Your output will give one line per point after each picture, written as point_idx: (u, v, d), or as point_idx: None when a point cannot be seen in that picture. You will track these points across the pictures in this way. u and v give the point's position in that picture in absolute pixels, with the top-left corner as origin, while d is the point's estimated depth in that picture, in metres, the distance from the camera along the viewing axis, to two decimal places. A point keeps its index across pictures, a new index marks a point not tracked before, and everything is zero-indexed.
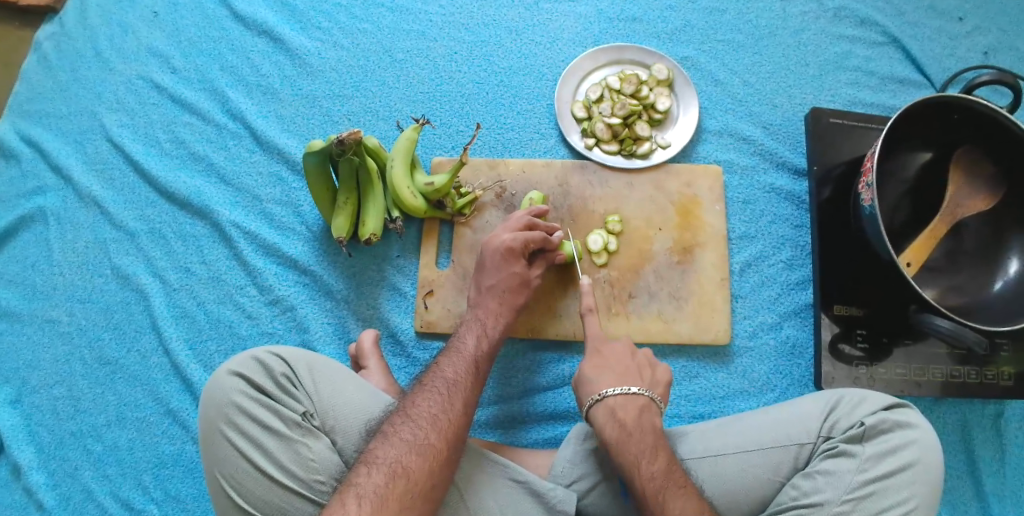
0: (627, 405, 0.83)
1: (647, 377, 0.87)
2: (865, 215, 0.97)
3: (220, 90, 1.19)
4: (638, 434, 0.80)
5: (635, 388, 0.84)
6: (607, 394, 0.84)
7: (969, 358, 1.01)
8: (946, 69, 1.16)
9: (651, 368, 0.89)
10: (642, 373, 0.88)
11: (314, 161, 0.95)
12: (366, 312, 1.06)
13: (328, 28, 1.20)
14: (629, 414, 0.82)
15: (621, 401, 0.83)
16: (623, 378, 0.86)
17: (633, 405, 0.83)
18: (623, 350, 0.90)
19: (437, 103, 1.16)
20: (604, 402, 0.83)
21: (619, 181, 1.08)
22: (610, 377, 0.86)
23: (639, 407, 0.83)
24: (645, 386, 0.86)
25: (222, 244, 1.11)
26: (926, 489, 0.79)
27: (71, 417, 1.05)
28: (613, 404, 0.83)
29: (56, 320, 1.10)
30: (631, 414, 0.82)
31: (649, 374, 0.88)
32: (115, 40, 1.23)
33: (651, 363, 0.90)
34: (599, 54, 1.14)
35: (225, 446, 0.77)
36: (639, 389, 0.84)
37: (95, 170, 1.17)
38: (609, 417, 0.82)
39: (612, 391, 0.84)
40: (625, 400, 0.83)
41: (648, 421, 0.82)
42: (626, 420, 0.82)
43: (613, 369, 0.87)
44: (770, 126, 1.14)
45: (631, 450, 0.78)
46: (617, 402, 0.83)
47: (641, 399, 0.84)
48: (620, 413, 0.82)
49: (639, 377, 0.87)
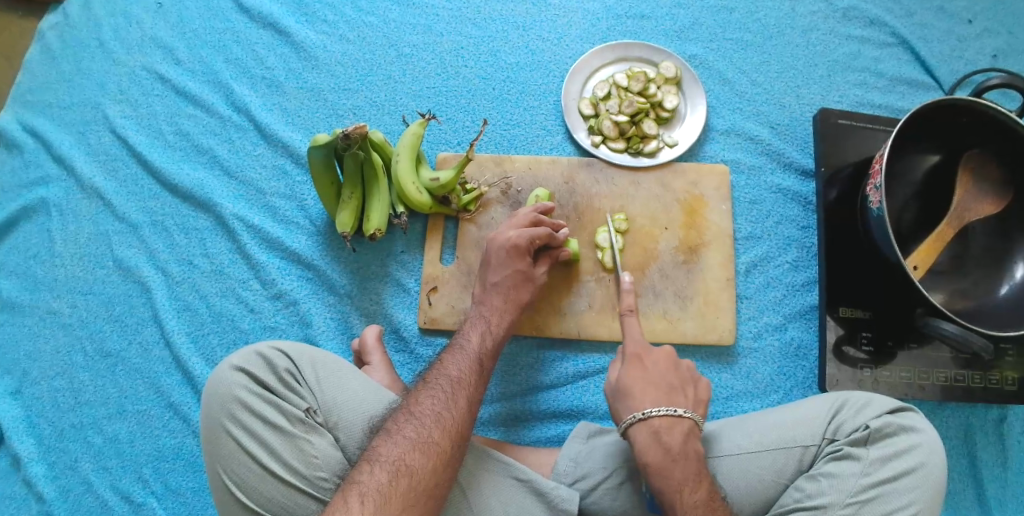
0: (673, 428, 0.81)
1: (690, 396, 0.85)
2: (872, 217, 0.97)
3: (225, 82, 1.18)
4: (683, 460, 0.78)
5: (681, 410, 0.82)
6: (652, 414, 0.81)
7: (974, 362, 1.00)
8: (955, 71, 1.16)
9: (693, 385, 0.87)
10: (685, 391, 0.85)
11: (320, 156, 0.94)
12: (369, 307, 1.05)
13: (334, 22, 1.19)
14: (675, 438, 0.80)
15: (666, 424, 0.81)
16: (668, 397, 0.84)
17: (679, 429, 0.81)
18: (666, 364, 0.87)
19: (443, 98, 1.15)
20: (647, 422, 0.81)
21: (625, 180, 1.07)
22: (653, 393, 0.84)
23: (684, 431, 0.81)
24: (689, 406, 0.84)
25: (225, 238, 1.10)
26: (930, 492, 0.79)
27: (71, 409, 1.05)
28: (657, 426, 0.80)
29: (57, 311, 1.09)
30: (676, 440, 0.80)
31: (691, 392, 0.86)
32: (119, 31, 1.22)
33: (692, 379, 0.88)
34: (607, 51, 1.13)
35: (227, 441, 0.76)
36: (685, 411, 0.82)
37: (98, 161, 1.16)
38: (653, 441, 0.80)
39: (658, 410, 0.81)
40: (671, 420, 0.81)
41: (691, 446, 0.80)
42: (672, 444, 0.80)
43: (655, 385, 0.85)
44: (777, 126, 1.13)
45: (676, 476, 0.77)
46: (661, 424, 0.81)
47: (688, 422, 0.82)
48: (665, 437, 0.80)
49: (683, 396, 0.85)
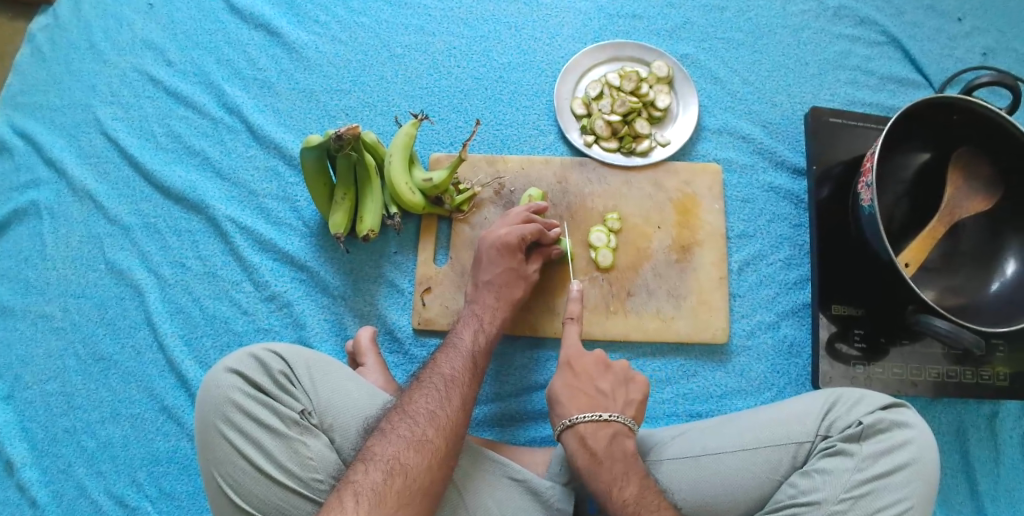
0: (598, 432, 0.81)
1: (619, 399, 0.85)
2: (864, 214, 0.97)
3: (217, 83, 1.18)
4: (611, 462, 0.79)
5: (607, 414, 0.83)
6: (578, 420, 0.82)
7: (965, 359, 1.01)
8: (945, 69, 1.17)
9: (624, 387, 0.87)
10: (615, 393, 0.86)
11: (312, 157, 0.94)
12: (363, 309, 1.05)
13: (326, 22, 1.19)
14: (601, 441, 0.81)
15: (592, 429, 0.81)
16: (593, 402, 0.84)
17: (605, 432, 0.81)
18: (596, 368, 0.88)
19: (436, 98, 1.15)
20: (574, 428, 0.82)
21: (618, 179, 1.08)
22: (583, 400, 0.84)
23: (610, 432, 0.82)
24: (617, 409, 0.84)
25: (218, 240, 1.10)
26: (923, 487, 0.80)
27: (64, 413, 1.05)
28: (584, 431, 0.81)
29: (49, 315, 1.09)
30: (602, 442, 0.81)
31: (622, 394, 0.86)
32: (110, 32, 1.22)
33: (625, 380, 0.88)
34: (600, 51, 1.14)
35: (222, 443, 0.76)
36: (611, 416, 0.83)
37: (90, 163, 1.16)
38: (579, 445, 0.81)
39: (583, 417, 0.82)
40: (597, 425, 0.82)
41: (620, 446, 0.81)
42: (598, 447, 0.80)
43: (584, 391, 0.86)
44: (769, 124, 1.14)
45: (604, 477, 0.78)
46: (587, 430, 0.81)
47: (614, 425, 0.82)
48: (590, 441, 0.81)
49: (612, 400, 0.85)
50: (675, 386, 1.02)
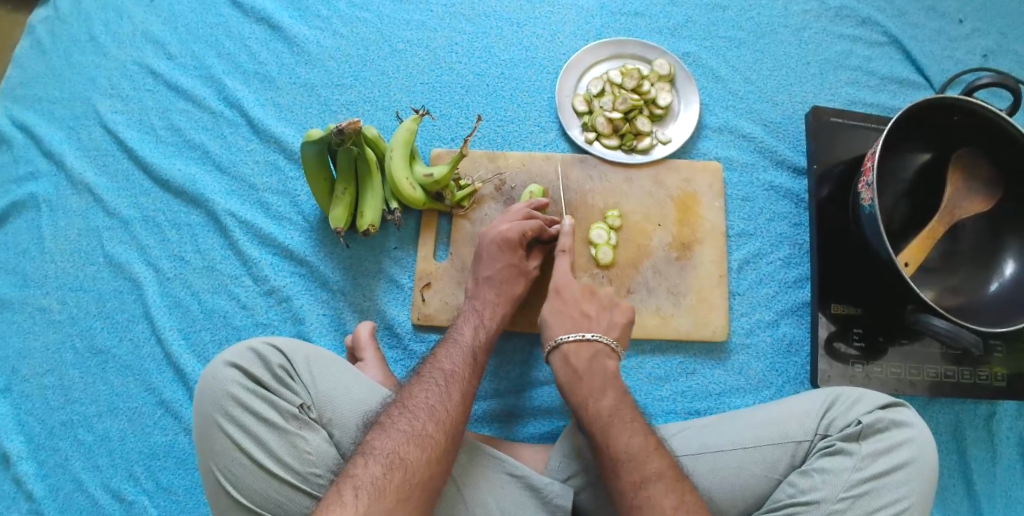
0: (581, 352, 0.85)
1: (603, 321, 0.89)
2: (864, 214, 0.97)
3: (217, 77, 1.17)
4: (590, 377, 0.82)
5: (591, 334, 0.86)
6: (563, 340, 0.86)
7: (963, 359, 1.01)
8: (945, 71, 1.17)
9: (609, 311, 0.90)
10: (599, 316, 0.89)
11: (312, 150, 0.94)
12: (362, 304, 1.05)
13: (327, 17, 1.19)
14: (582, 359, 0.84)
15: (575, 347, 0.85)
16: (579, 323, 0.88)
17: (587, 351, 0.84)
18: (582, 294, 0.91)
19: (438, 94, 1.15)
20: (559, 347, 0.85)
21: (618, 176, 1.08)
22: (568, 321, 0.88)
23: (593, 351, 0.85)
24: (600, 330, 0.87)
25: (217, 233, 1.10)
26: (922, 487, 0.80)
27: (61, 406, 1.04)
28: (568, 350, 0.85)
29: (47, 308, 1.09)
30: (584, 360, 0.84)
31: (607, 318, 0.89)
32: (110, 25, 1.21)
33: (610, 307, 0.91)
34: (602, 48, 1.14)
35: (221, 437, 0.76)
36: (594, 335, 0.86)
37: (89, 156, 1.15)
38: (563, 362, 0.85)
39: (568, 337, 0.86)
40: (579, 344, 0.85)
41: (601, 365, 0.84)
42: (579, 365, 0.84)
43: (570, 314, 0.89)
44: (770, 124, 1.14)
45: (583, 391, 0.81)
46: (570, 348, 0.85)
47: (596, 345, 0.85)
48: (573, 359, 0.84)
49: (596, 321, 0.88)
50: (674, 384, 1.02)
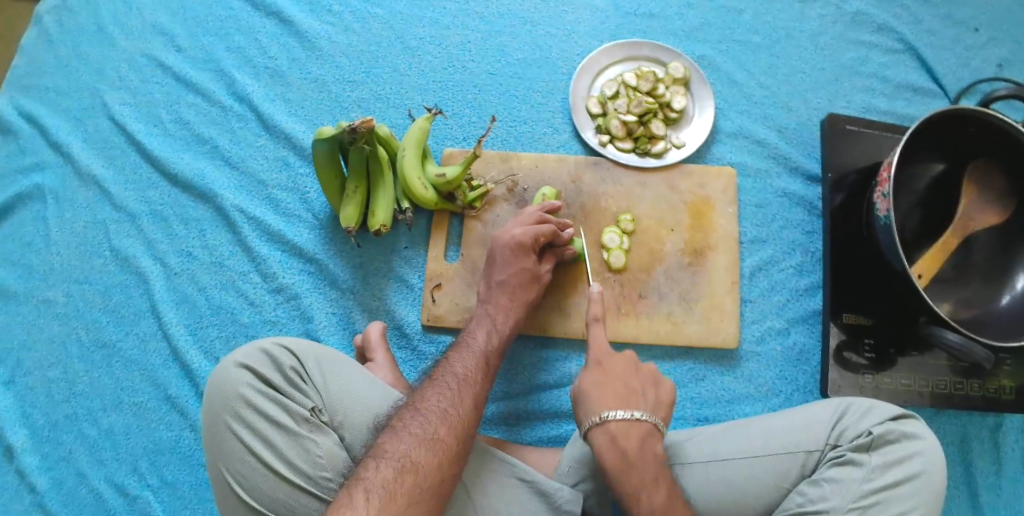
0: (629, 433, 0.79)
1: (650, 400, 0.83)
2: (879, 224, 0.97)
3: (227, 71, 1.16)
4: (642, 466, 0.78)
5: (638, 413, 0.81)
6: (609, 419, 0.80)
7: (972, 371, 1.01)
8: (960, 80, 1.16)
9: (655, 387, 0.85)
10: (645, 393, 0.83)
11: (324, 149, 0.93)
12: (371, 303, 1.04)
13: (340, 12, 1.18)
14: (633, 443, 0.79)
15: (622, 428, 0.79)
16: (625, 400, 0.82)
17: (636, 435, 0.79)
18: (626, 368, 0.85)
19: (450, 92, 1.14)
20: (605, 427, 0.79)
21: (631, 180, 1.07)
22: (612, 397, 0.82)
23: (642, 434, 0.80)
24: (648, 409, 0.82)
25: (225, 229, 1.09)
26: (931, 499, 0.80)
27: (66, 400, 1.03)
28: (614, 430, 0.79)
29: (52, 300, 1.08)
30: (635, 445, 0.79)
31: (653, 395, 0.84)
32: (119, 15, 1.20)
33: (654, 381, 0.85)
34: (617, 50, 1.13)
35: (230, 439, 0.75)
36: (642, 415, 0.80)
37: (97, 148, 1.14)
38: (610, 444, 0.79)
39: (615, 415, 0.80)
40: (629, 425, 0.79)
41: (651, 449, 0.79)
42: (630, 450, 0.78)
43: (614, 388, 0.83)
44: (784, 129, 1.13)
45: (634, 481, 0.77)
46: (617, 428, 0.79)
47: (645, 425, 0.80)
48: (621, 441, 0.78)
49: (641, 397, 0.83)
50: (683, 390, 1.02)
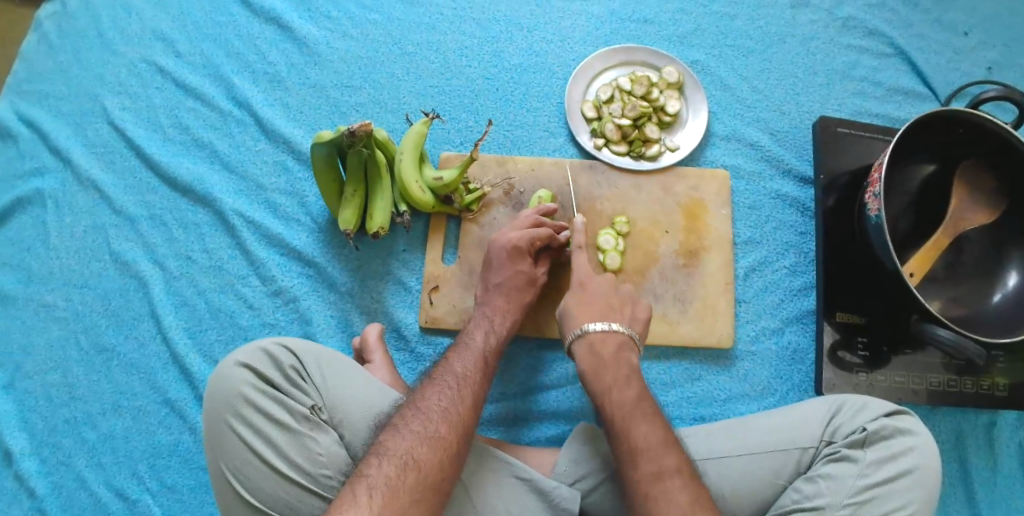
0: (606, 342, 0.87)
1: (627, 314, 0.91)
2: (871, 224, 0.98)
3: (226, 76, 1.17)
4: (615, 366, 0.85)
5: (615, 325, 0.89)
6: (590, 330, 0.88)
7: (964, 369, 1.03)
8: (950, 83, 1.18)
9: (632, 304, 0.93)
10: (623, 310, 0.92)
11: (323, 152, 0.94)
12: (369, 306, 1.05)
13: (338, 18, 1.19)
14: (608, 349, 0.87)
15: (601, 337, 0.88)
16: (604, 315, 0.90)
17: (612, 342, 0.87)
18: (606, 288, 0.94)
19: (447, 97, 1.15)
20: (584, 336, 0.89)
21: (626, 182, 1.08)
22: (593, 312, 0.91)
23: (618, 343, 0.88)
24: (625, 322, 0.90)
25: (224, 233, 1.10)
26: (926, 494, 0.81)
27: (65, 404, 1.04)
28: (592, 339, 0.88)
29: (52, 305, 1.08)
30: (610, 349, 0.87)
31: (630, 312, 0.92)
32: (119, 22, 1.21)
33: (632, 300, 0.94)
34: (611, 55, 1.14)
35: (231, 437, 0.76)
36: (619, 327, 0.89)
37: (96, 153, 1.15)
38: (587, 351, 0.87)
39: (594, 327, 0.89)
40: (605, 335, 0.88)
41: (626, 357, 0.86)
42: (605, 354, 0.86)
43: (596, 306, 0.91)
44: (777, 132, 1.14)
45: (607, 380, 0.84)
46: (596, 337, 0.88)
47: (620, 336, 0.88)
48: (598, 346, 0.87)
49: (621, 313, 0.91)
50: (679, 390, 1.03)
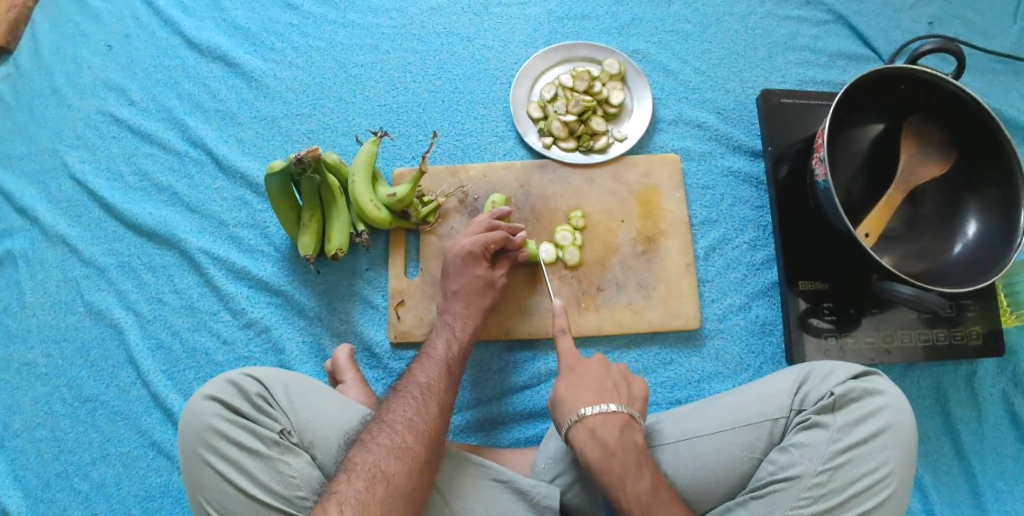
0: (608, 426, 0.82)
1: (624, 394, 0.86)
2: (820, 190, 0.99)
3: (179, 118, 1.19)
4: (623, 454, 0.80)
5: (614, 406, 0.84)
6: (587, 414, 0.83)
7: (936, 322, 1.03)
8: (892, 42, 1.19)
9: (627, 383, 0.88)
10: (618, 389, 0.87)
11: (277, 182, 0.96)
12: (339, 327, 1.07)
13: (282, 50, 1.21)
14: (611, 434, 0.81)
15: (601, 421, 0.82)
16: (599, 398, 0.85)
17: (614, 425, 0.82)
18: (597, 368, 0.89)
19: (395, 114, 1.17)
20: (583, 422, 0.83)
21: (579, 177, 1.09)
22: (586, 395, 0.85)
23: (619, 425, 0.82)
24: (623, 403, 0.85)
25: (192, 272, 1.11)
26: (900, 452, 0.81)
27: (56, 457, 1.05)
28: (592, 424, 0.82)
29: (33, 362, 1.10)
30: (612, 435, 0.81)
31: (626, 390, 0.87)
32: (72, 77, 1.23)
33: (625, 378, 0.89)
34: (550, 54, 1.16)
35: (205, 469, 0.77)
36: (617, 407, 0.84)
37: (61, 208, 1.17)
38: (590, 439, 0.81)
39: (591, 411, 0.83)
40: (606, 418, 0.82)
41: (629, 438, 0.82)
42: (609, 440, 0.81)
43: (589, 388, 0.86)
44: (723, 111, 1.16)
45: (616, 471, 0.79)
46: (596, 422, 0.82)
47: (622, 416, 0.83)
48: (600, 433, 0.81)
49: (617, 393, 0.86)
50: (653, 376, 1.04)
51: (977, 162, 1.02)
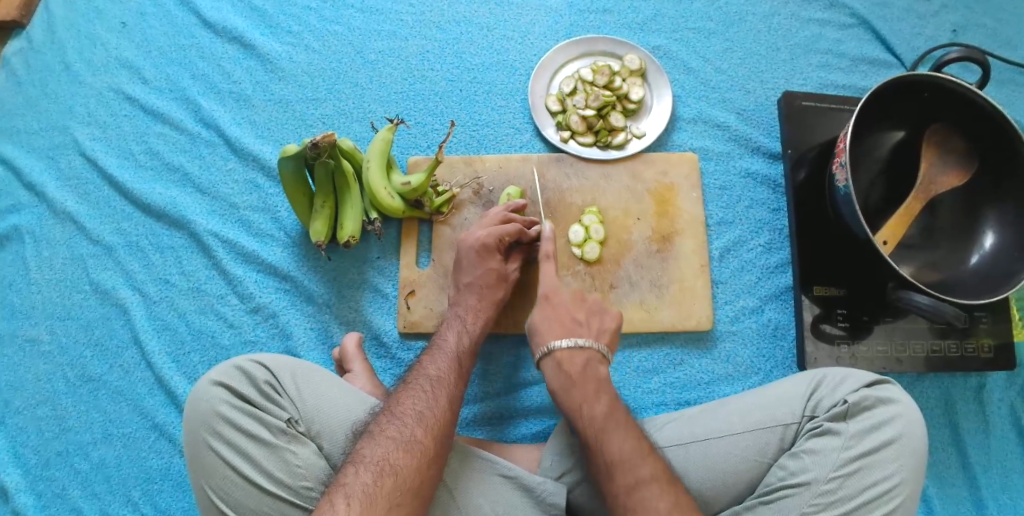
0: (574, 359, 0.86)
1: (593, 327, 0.90)
2: (840, 195, 0.97)
3: (192, 99, 1.18)
4: (584, 382, 0.84)
5: (581, 340, 0.88)
6: (556, 348, 0.87)
7: (949, 332, 1.02)
8: (915, 49, 1.17)
9: (599, 316, 0.92)
10: (589, 323, 0.91)
11: (290, 166, 0.94)
12: (348, 315, 1.06)
13: (299, 32, 1.19)
14: (576, 365, 0.86)
15: (568, 354, 0.86)
16: (570, 331, 0.89)
17: (580, 358, 0.86)
18: (571, 301, 0.93)
19: (412, 102, 1.15)
20: (552, 355, 0.87)
21: (595, 173, 1.08)
22: (559, 329, 0.89)
23: (585, 357, 0.87)
24: (591, 337, 0.89)
25: (201, 254, 1.10)
26: (911, 462, 0.80)
27: (57, 436, 1.04)
28: (560, 358, 0.86)
29: (37, 339, 1.09)
30: (577, 366, 0.86)
31: (596, 324, 0.91)
32: (84, 53, 1.22)
33: (600, 313, 0.92)
34: (570, 47, 1.14)
35: (211, 456, 0.76)
36: (585, 342, 0.87)
37: (70, 185, 1.15)
38: (556, 370, 0.86)
39: (561, 344, 0.87)
40: (573, 351, 0.87)
41: (593, 371, 0.86)
42: (572, 372, 0.85)
43: (561, 321, 0.90)
44: (743, 111, 1.15)
45: (575, 396, 0.83)
46: (564, 355, 0.86)
47: (588, 350, 0.87)
48: (566, 365, 0.86)
49: (588, 326, 0.90)
50: (662, 376, 1.03)
51: (999, 176, 1.00)
